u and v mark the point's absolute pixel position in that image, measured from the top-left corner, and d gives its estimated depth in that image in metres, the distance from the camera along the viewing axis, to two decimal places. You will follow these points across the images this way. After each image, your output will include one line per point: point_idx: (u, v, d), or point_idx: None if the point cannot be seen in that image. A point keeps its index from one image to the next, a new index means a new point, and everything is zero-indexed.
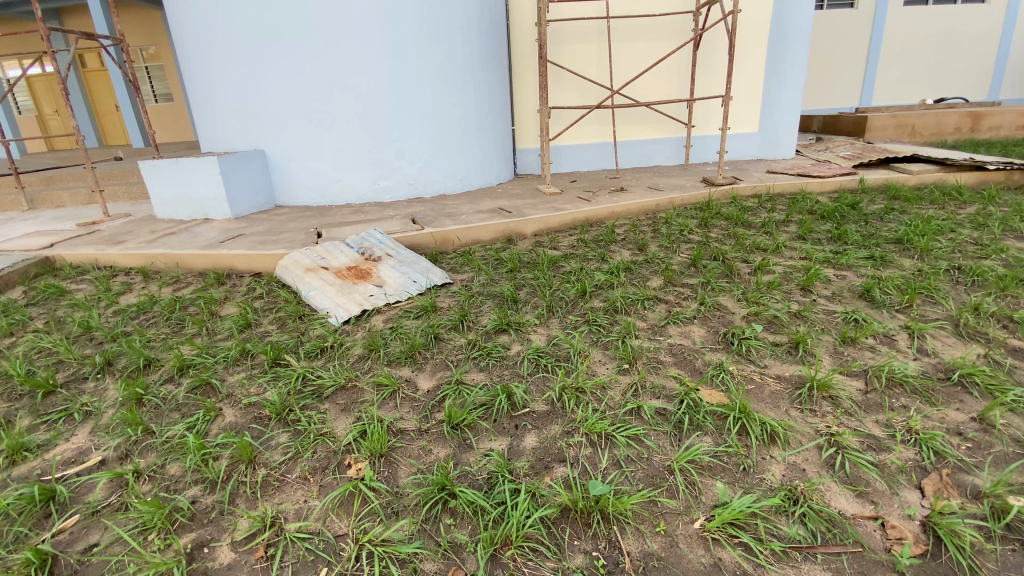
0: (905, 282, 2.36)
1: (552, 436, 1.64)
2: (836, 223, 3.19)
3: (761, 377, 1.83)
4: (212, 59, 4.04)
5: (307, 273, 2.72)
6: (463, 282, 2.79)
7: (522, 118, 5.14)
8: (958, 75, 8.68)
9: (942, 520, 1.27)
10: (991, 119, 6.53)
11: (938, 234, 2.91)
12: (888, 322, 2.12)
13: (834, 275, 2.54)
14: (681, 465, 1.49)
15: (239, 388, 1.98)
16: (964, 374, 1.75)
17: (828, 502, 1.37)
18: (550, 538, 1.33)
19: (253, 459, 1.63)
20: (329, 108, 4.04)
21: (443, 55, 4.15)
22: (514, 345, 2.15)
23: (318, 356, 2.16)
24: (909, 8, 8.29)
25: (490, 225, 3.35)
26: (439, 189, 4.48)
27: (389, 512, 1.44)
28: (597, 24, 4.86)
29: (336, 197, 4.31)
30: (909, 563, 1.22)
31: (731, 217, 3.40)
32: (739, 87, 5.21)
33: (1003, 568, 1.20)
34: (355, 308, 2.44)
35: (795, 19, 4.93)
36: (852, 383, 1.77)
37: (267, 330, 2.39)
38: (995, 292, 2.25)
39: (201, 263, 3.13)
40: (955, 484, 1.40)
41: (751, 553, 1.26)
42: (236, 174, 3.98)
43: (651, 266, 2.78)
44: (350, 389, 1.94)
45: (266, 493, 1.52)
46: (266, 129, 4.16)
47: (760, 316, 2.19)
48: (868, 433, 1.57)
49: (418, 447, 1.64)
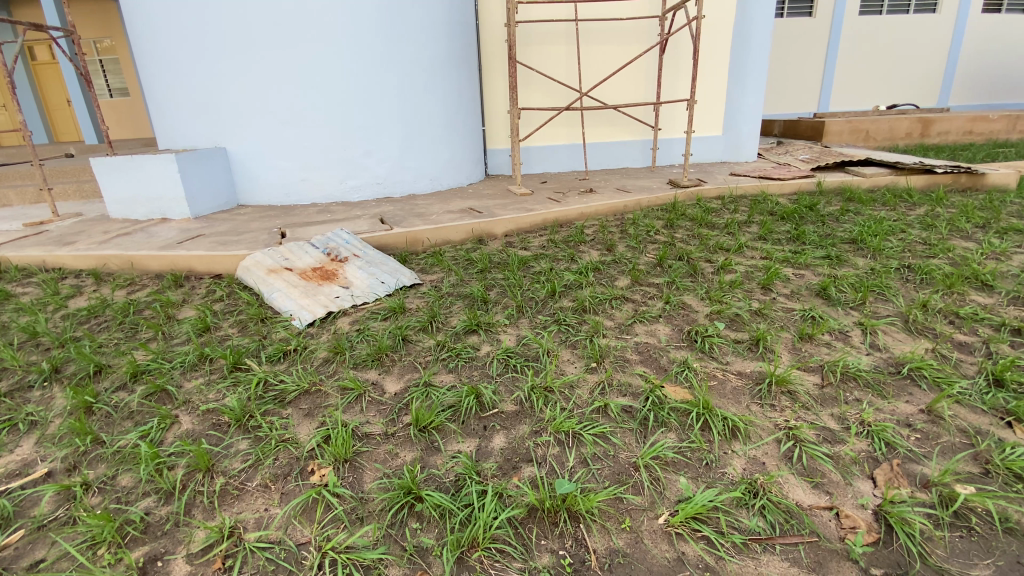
0: (858, 280, 2.46)
1: (521, 436, 1.64)
2: (794, 223, 3.31)
3: (723, 373, 1.88)
4: (171, 53, 3.89)
5: (270, 274, 2.64)
6: (433, 282, 2.77)
7: (492, 118, 5.14)
8: (909, 82, 9.11)
9: (893, 508, 1.32)
10: (940, 125, 6.95)
11: (890, 234, 3.05)
12: (843, 318, 2.20)
13: (793, 275, 2.61)
14: (646, 462, 1.51)
15: (197, 395, 1.91)
16: (913, 368, 1.83)
17: (786, 494, 1.41)
18: (517, 538, 1.32)
19: (211, 467, 1.57)
20: (295, 105, 3.95)
21: (411, 54, 4.10)
22: (483, 346, 2.14)
23: (281, 360, 2.09)
24: (863, 18, 8.67)
25: (459, 225, 3.33)
26: (408, 189, 4.43)
27: (353, 518, 1.40)
28: (567, 27, 4.90)
29: (302, 196, 4.21)
30: (862, 551, 1.26)
31: (695, 217, 3.48)
32: (703, 92, 5.34)
33: (951, 554, 1.26)
34: (320, 309, 2.39)
35: (756, 26, 5.06)
36: (809, 378, 1.83)
37: (226, 334, 2.31)
38: (942, 290, 2.37)
39: (158, 264, 3.00)
40: (906, 474, 1.46)
41: (712, 546, 1.28)
42: (196, 172, 3.84)
43: (619, 266, 2.81)
44: (314, 393, 1.89)
45: (225, 503, 1.47)
46: (229, 125, 4.02)
47: (723, 314, 2.25)
48: (824, 426, 1.62)
49: (384, 450, 1.61)
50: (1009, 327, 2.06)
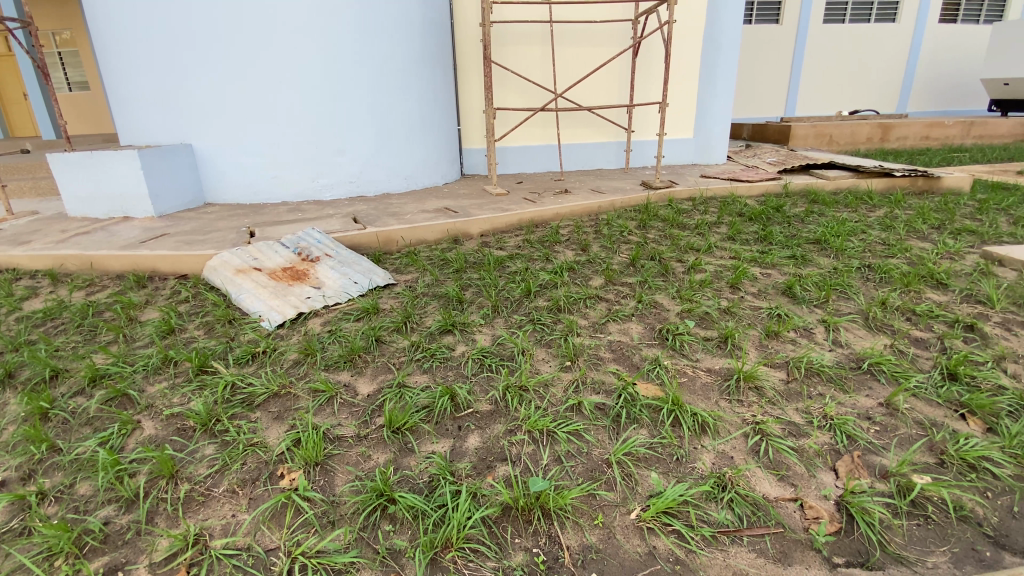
0: (822, 279, 2.54)
1: (495, 435, 1.64)
2: (761, 224, 3.40)
3: (693, 370, 1.91)
4: (134, 46, 3.76)
5: (238, 275, 2.58)
6: (407, 283, 2.74)
7: (467, 118, 5.13)
8: (871, 88, 9.46)
9: (854, 498, 1.37)
10: (899, 130, 7.26)
11: (852, 235, 3.16)
12: (807, 316, 2.27)
13: (760, 274, 2.69)
14: (618, 458, 1.52)
15: (161, 399, 1.84)
16: (872, 363, 1.91)
17: (753, 487, 1.45)
18: (491, 537, 1.32)
19: (175, 473, 1.52)
20: (266, 103, 3.86)
21: (385, 51, 4.05)
22: (458, 346, 2.13)
23: (249, 362, 2.04)
24: (827, 27, 8.98)
25: (434, 224, 3.32)
26: (383, 188, 4.39)
27: (324, 522, 1.38)
28: (542, 28, 4.93)
29: (271, 194, 4.12)
30: (825, 541, 1.31)
31: (667, 218, 3.55)
32: (674, 94, 5.44)
33: (908, 542, 1.31)
34: (290, 311, 2.34)
35: (726, 32, 5.18)
36: (775, 374, 1.89)
37: (192, 336, 2.24)
38: (899, 288, 2.47)
39: (120, 265, 2.89)
40: (865, 465, 1.52)
41: (682, 540, 1.30)
42: (159, 169, 3.70)
43: (593, 265, 2.84)
44: (284, 396, 1.84)
45: (189, 510, 1.42)
46: (196, 121, 3.91)
47: (693, 312, 2.30)
48: (789, 420, 1.68)
49: (356, 453, 1.59)
50: (962, 324, 2.16)
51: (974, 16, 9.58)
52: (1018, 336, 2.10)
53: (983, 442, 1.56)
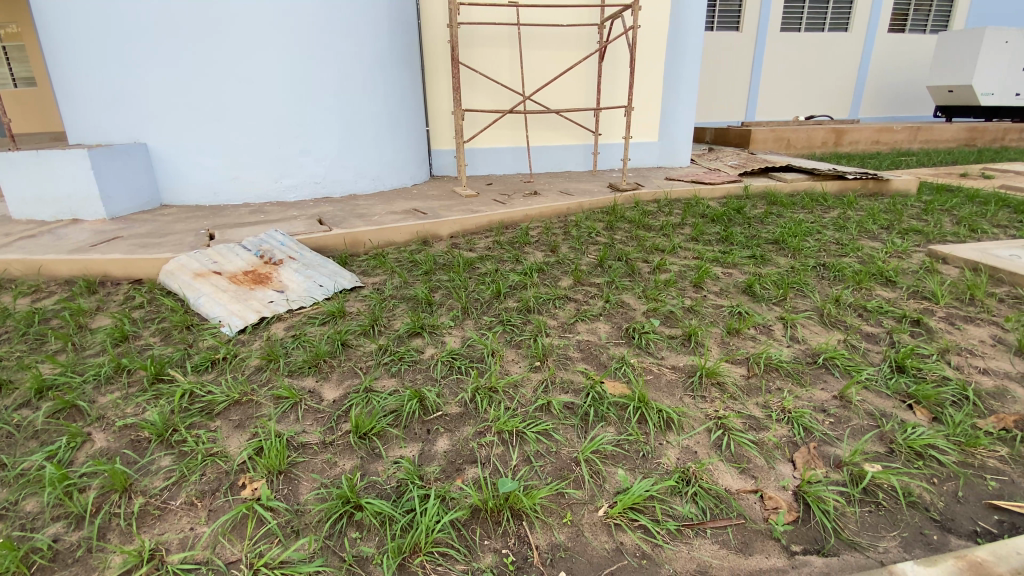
0: (780, 278, 2.64)
1: (464, 437, 1.63)
2: (723, 225, 3.51)
3: (658, 368, 1.96)
4: (80, 39, 3.59)
5: (196, 278, 2.50)
6: (375, 285, 2.70)
7: (436, 119, 5.10)
8: (826, 94, 9.88)
9: (811, 488, 1.43)
10: (851, 135, 7.62)
11: (808, 235, 3.29)
12: (767, 314, 2.35)
13: (722, 273, 2.77)
14: (587, 456, 1.54)
15: (113, 409, 1.76)
16: (827, 358, 1.99)
17: (716, 481, 1.49)
18: (460, 540, 1.31)
19: (129, 487, 1.45)
20: (224, 101, 3.74)
21: (351, 51, 3.99)
22: (427, 348, 2.11)
23: (209, 370, 1.97)
24: (784, 35, 9.34)
25: (402, 226, 3.28)
26: (349, 189, 4.31)
27: (288, 531, 1.34)
28: (510, 30, 4.95)
29: (232, 196, 3.99)
30: (783, 530, 1.36)
31: (633, 220, 3.62)
32: (640, 98, 5.55)
33: (861, 528, 1.37)
34: (252, 315, 2.27)
35: (688, 38, 5.32)
36: (736, 370, 1.95)
37: (147, 343, 2.15)
38: (852, 286, 2.58)
39: (68, 269, 2.75)
40: (821, 456, 1.58)
41: (649, 534, 1.33)
42: (111, 168, 3.54)
43: (562, 266, 2.88)
44: (245, 403, 1.79)
45: (144, 524, 1.36)
46: (148, 118, 3.75)
47: (658, 311, 2.34)
48: (750, 414, 1.73)
49: (321, 460, 1.55)
50: (909, 319, 2.28)
51: (921, 26, 10.05)
52: (960, 329, 2.23)
53: (929, 431, 1.65)
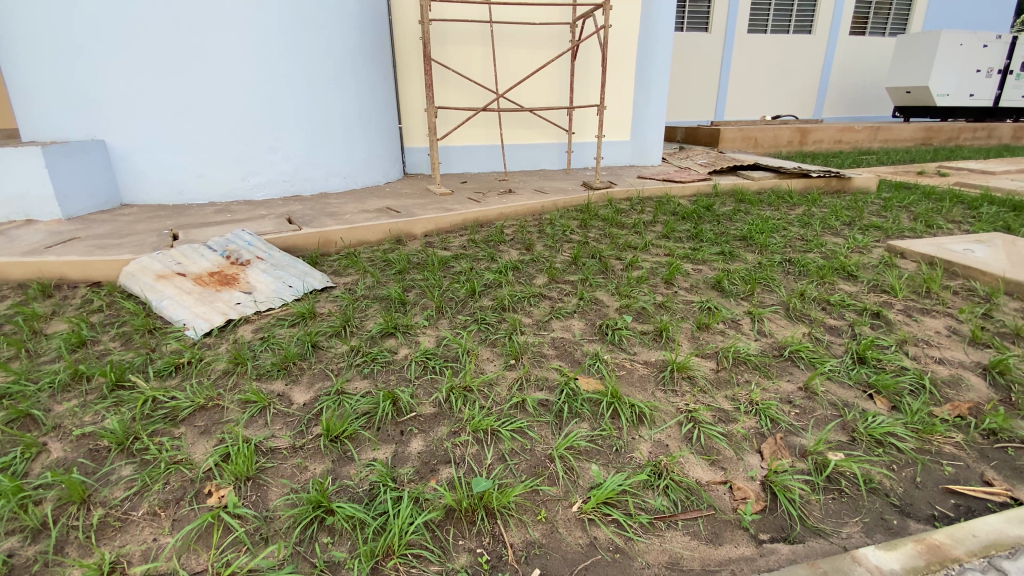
0: (748, 273, 2.71)
1: (439, 437, 1.62)
2: (694, 222, 3.57)
3: (631, 363, 1.98)
4: (29, 30, 3.42)
5: (159, 280, 2.42)
6: (347, 286, 2.66)
7: (409, 117, 5.04)
8: (791, 95, 10.17)
9: (777, 478, 1.47)
10: (815, 134, 7.87)
11: (774, 232, 3.38)
12: (735, 308, 2.41)
13: (692, 269, 2.83)
14: (561, 452, 1.55)
15: (70, 418, 1.69)
16: (793, 350, 2.05)
17: (687, 473, 1.52)
18: (433, 542, 1.30)
19: (87, 498, 1.40)
20: (185, 96, 3.62)
21: (320, 46, 3.92)
22: (401, 348, 2.09)
23: (172, 375, 1.91)
24: (751, 36, 9.57)
25: (375, 225, 3.24)
26: (320, 186, 4.23)
27: (256, 539, 1.31)
28: (482, 28, 4.93)
29: (197, 194, 3.86)
30: (752, 519, 1.39)
31: (606, 218, 3.65)
32: (612, 97, 5.60)
33: (825, 515, 1.42)
34: (217, 318, 2.21)
35: (657, 38, 5.40)
36: (706, 364, 2.00)
37: (107, 349, 2.07)
38: (816, 280, 2.67)
39: (19, 272, 2.61)
40: (787, 446, 1.63)
41: (622, 528, 1.34)
42: (67, 166, 3.39)
43: (537, 264, 2.88)
44: (211, 409, 1.74)
45: (105, 537, 1.31)
46: (105, 113, 3.60)
47: (631, 308, 2.38)
48: (719, 407, 1.77)
49: (291, 465, 1.52)
50: (869, 312, 2.37)
51: (880, 29, 10.41)
52: (917, 321, 2.33)
53: (889, 419, 1.72)
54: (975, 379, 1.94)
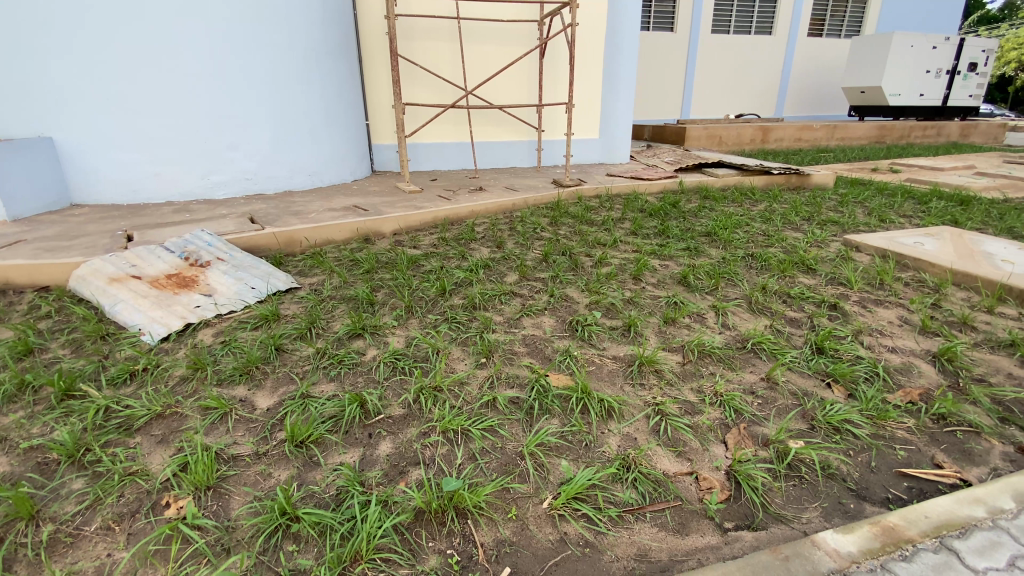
0: (712, 268, 2.78)
1: (408, 439, 1.61)
2: (660, 219, 3.64)
3: (600, 358, 2.01)
4: None
5: (112, 283, 2.31)
6: (312, 286, 2.60)
7: (376, 113, 4.96)
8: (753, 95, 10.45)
9: (741, 467, 1.52)
10: (776, 133, 8.13)
11: (738, 228, 3.48)
12: (700, 303, 2.47)
13: (659, 265, 2.88)
14: (531, 450, 1.56)
15: (16, 431, 1.60)
16: (755, 343, 2.12)
17: (654, 465, 1.54)
18: (403, 544, 1.28)
19: (36, 514, 1.33)
20: (138, 90, 3.46)
21: (282, 40, 3.81)
22: (369, 349, 2.06)
23: (127, 382, 1.83)
24: (714, 37, 9.79)
25: (342, 224, 3.17)
26: (284, 185, 4.12)
27: (218, 550, 1.26)
28: (449, 24, 4.89)
29: (152, 193, 3.70)
30: (717, 508, 1.43)
31: (576, 215, 3.68)
32: (580, 95, 5.64)
33: (786, 501, 1.47)
34: (175, 322, 2.13)
35: (624, 37, 5.47)
36: (673, 358, 2.04)
37: (56, 357, 1.97)
38: (777, 274, 2.76)
39: None
40: (750, 436, 1.68)
41: (592, 523, 1.36)
42: (13, 165, 3.20)
43: (508, 262, 2.88)
44: (169, 417, 1.67)
45: (55, 554, 1.25)
46: (51, 110, 3.41)
47: (600, 303, 2.41)
48: (685, 400, 1.81)
49: (255, 472, 1.48)
50: (828, 304, 2.46)
51: (837, 31, 10.81)
52: (872, 311, 2.43)
53: (845, 407, 1.79)
54: (926, 366, 2.04)
